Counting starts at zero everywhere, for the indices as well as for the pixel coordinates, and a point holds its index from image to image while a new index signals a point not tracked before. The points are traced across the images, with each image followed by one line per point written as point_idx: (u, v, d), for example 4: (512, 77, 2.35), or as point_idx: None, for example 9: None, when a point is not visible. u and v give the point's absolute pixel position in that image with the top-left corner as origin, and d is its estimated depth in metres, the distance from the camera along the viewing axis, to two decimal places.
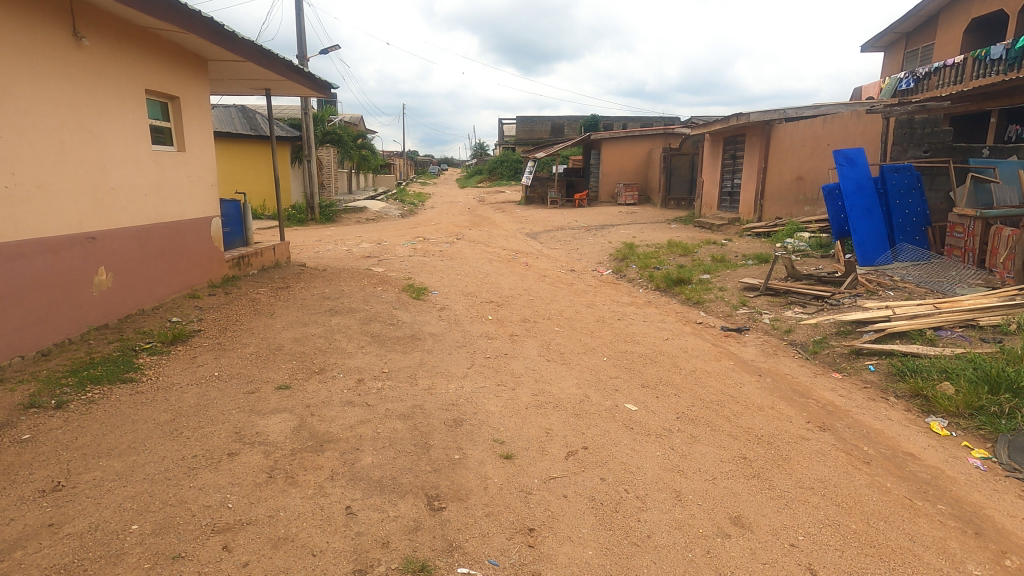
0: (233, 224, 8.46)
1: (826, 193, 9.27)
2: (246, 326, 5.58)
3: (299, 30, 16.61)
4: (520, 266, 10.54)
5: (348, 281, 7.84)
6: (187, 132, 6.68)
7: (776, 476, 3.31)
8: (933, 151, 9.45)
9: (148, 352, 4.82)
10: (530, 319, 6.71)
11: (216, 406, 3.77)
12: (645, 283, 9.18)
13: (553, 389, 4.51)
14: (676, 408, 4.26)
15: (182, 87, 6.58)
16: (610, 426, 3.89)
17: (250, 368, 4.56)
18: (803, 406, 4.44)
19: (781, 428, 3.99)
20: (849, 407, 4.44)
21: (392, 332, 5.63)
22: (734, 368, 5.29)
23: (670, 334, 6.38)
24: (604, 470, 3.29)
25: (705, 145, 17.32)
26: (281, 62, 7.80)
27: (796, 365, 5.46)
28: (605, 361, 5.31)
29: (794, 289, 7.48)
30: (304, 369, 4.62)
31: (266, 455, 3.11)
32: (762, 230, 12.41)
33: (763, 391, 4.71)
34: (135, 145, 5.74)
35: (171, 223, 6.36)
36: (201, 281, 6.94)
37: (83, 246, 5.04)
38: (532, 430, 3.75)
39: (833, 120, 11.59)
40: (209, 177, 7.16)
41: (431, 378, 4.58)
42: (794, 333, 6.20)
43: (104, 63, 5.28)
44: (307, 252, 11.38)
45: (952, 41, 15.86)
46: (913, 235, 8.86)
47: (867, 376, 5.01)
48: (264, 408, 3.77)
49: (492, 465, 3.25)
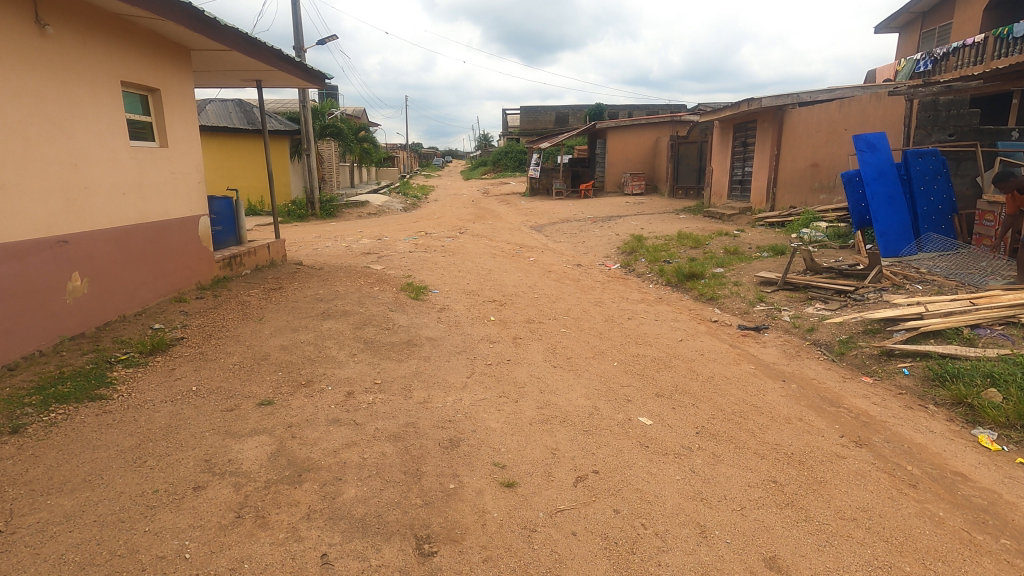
0: (224, 222, 8.11)
1: (845, 180, 8.81)
2: (232, 333, 5.24)
3: (297, 23, 16.25)
4: (525, 261, 10.16)
5: (345, 281, 7.46)
6: (169, 126, 6.31)
7: (813, 505, 2.94)
8: (959, 134, 8.97)
9: (124, 365, 4.48)
10: (535, 319, 6.34)
11: (189, 428, 3.43)
12: (655, 278, 8.78)
13: (560, 401, 4.14)
14: (695, 422, 3.88)
15: (162, 78, 6.20)
16: (623, 444, 3.51)
17: (232, 382, 4.21)
18: (834, 417, 4.05)
19: (813, 445, 3.60)
20: (886, 417, 4.06)
21: (386, 337, 5.27)
22: (755, 373, 4.90)
23: (683, 334, 5.99)
24: (618, 500, 2.92)
25: (715, 132, 16.79)
26: (271, 50, 7.41)
27: (822, 368, 5.05)
28: (616, 366, 4.93)
29: (814, 283, 7.05)
30: (289, 382, 4.27)
31: (236, 489, 2.76)
32: (775, 220, 11.94)
33: (790, 400, 4.32)
34: (112, 141, 5.39)
35: (153, 224, 6.01)
36: (189, 284, 6.60)
37: (53, 251, 4.69)
38: (536, 451, 3.38)
39: (850, 104, 11.07)
40: (194, 174, 6.79)
41: (427, 390, 4.21)
42: (818, 332, 5.79)
43: (72, 53, 4.91)
44: (306, 249, 11.02)
45: (971, 20, 15.23)
46: (939, 223, 8.39)
47: (902, 382, 4.62)
48: (242, 429, 3.42)
49: (491, 495, 2.89)
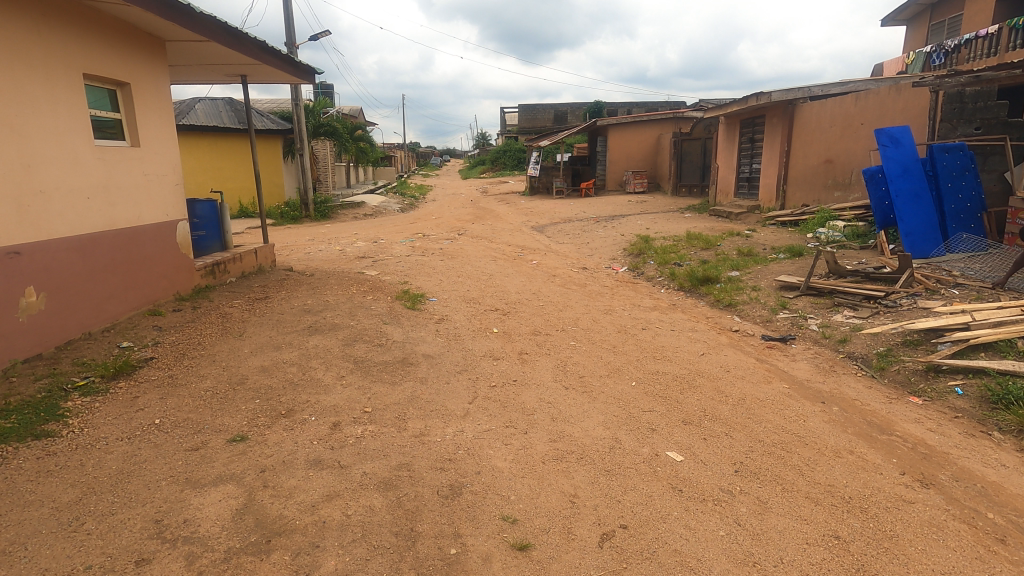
0: (209, 227, 7.58)
1: (867, 177, 8.30)
2: (208, 352, 4.72)
3: (290, 21, 15.78)
4: (528, 265, 9.64)
5: (336, 289, 6.94)
6: (141, 124, 5.80)
7: (889, 571, 2.44)
8: (986, 127, 8.47)
9: (80, 393, 3.95)
10: (541, 331, 5.83)
11: (144, 475, 2.92)
12: (666, 282, 8.27)
13: (576, 432, 3.64)
14: (732, 457, 3.37)
15: (131, 71, 5.68)
16: (652, 488, 3.01)
17: (202, 413, 3.70)
18: (888, 448, 3.54)
19: (872, 485, 3.10)
20: (947, 448, 3.56)
21: (379, 356, 4.75)
22: (791, 394, 4.39)
23: (704, 347, 5.47)
24: (652, 567, 2.42)
25: (720, 128, 16.27)
26: (254, 42, 6.88)
27: (862, 387, 4.54)
28: (634, 387, 4.42)
29: (840, 288, 6.54)
30: (267, 412, 3.75)
31: (188, 564, 2.26)
32: (787, 219, 11.43)
33: (834, 427, 3.81)
34: (73, 141, 4.88)
35: (123, 231, 5.49)
36: (165, 296, 6.09)
37: (3, 263, 4.18)
38: (551, 499, 2.88)
39: (866, 96, 10.55)
40: (170, 175, 6.27)
41: (423, 420, 3.70)
42: (851, 344, 5.30)
43: (24, 43, 4.40)
44: (297, 254, 10.50)
45: (982, 11, 14.72)
46: (968, 222, 7.90)
47: (956, 404, 4.12)
48: (205, 476, 2.90)
49: (501, 563, 2.39)
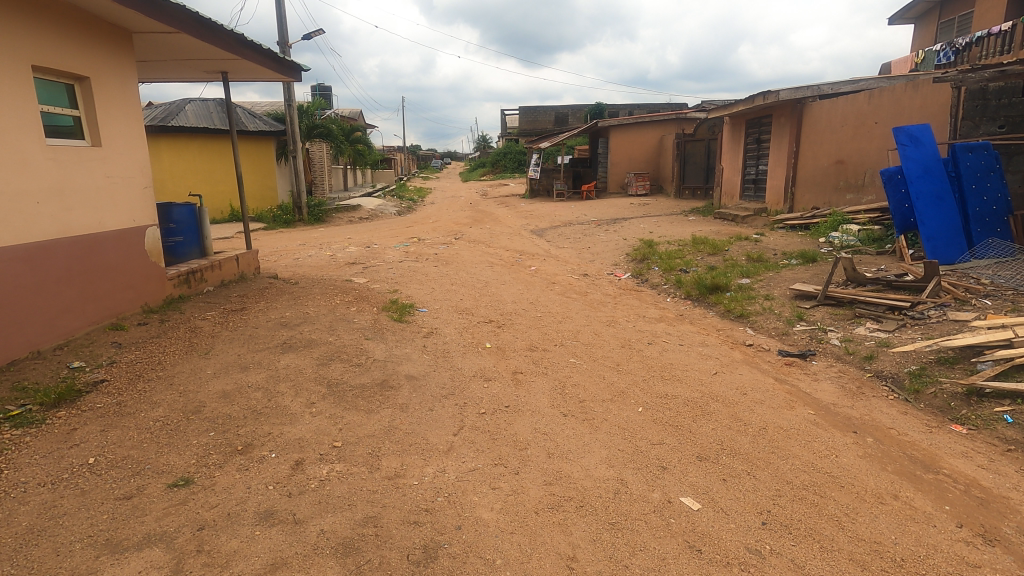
0: (187, 232, 7.12)
1: (886, 178, 7.78)
2: (167, 374, 4.25)
3: (282, 21, 15.36)
4: (526, 271, 9.15)
5: (318, 300, 6.45)
6: (102, 120, 5.33)
7: None
8: (1011, 125, 7.98)
9: (11, 425, 3.46)
10: (538, 347, 5.34)
11: (56, 535, 2.43)
12: (672, 290, 7.79)
13: (574, 471, 3.15)
14: (757, 505, 2.88)
15: (91, 64, 5.22)
16: (666, 548, 2.53)
17: (145, 450, 3.22)
18: (938, 492, 3.05)
19: (927, 543, 2.61)
20: (1005, 491, 3.06)
21: (355, 378, 4.26)
22: (816, 421, 3.90)
23: (717, 365, 4.96)
24: None
25: (725, 128, 15.78)
26: (232, 35, 6.39)
27: (896, 413, 4.05)
28: (641, 415, 3.92)
29: (861, 298, 6.04)
30: (222, 447, 3.27)
31: None
32: (797, 222, 10.96)
33: (871, 464, 3.32)
34: (19, 138, 4.41)
35: (82, 238, 5.03)
36: (132, 308, 5.62)
37: None
38: (545, 565, 2.39)
39: (880, 94, 10.06)
40: (138, 177, 5.81)
41: (399, 458, 3.21)
42: (879, 361, 4.81)
43: None
44: (284, 260, 10.02)
45: (994, 8, 14.16)
46: (993, 226, 7.43)
47: (1007, 434, 3.62)
48: (129, 537, 2.42)
49: None
